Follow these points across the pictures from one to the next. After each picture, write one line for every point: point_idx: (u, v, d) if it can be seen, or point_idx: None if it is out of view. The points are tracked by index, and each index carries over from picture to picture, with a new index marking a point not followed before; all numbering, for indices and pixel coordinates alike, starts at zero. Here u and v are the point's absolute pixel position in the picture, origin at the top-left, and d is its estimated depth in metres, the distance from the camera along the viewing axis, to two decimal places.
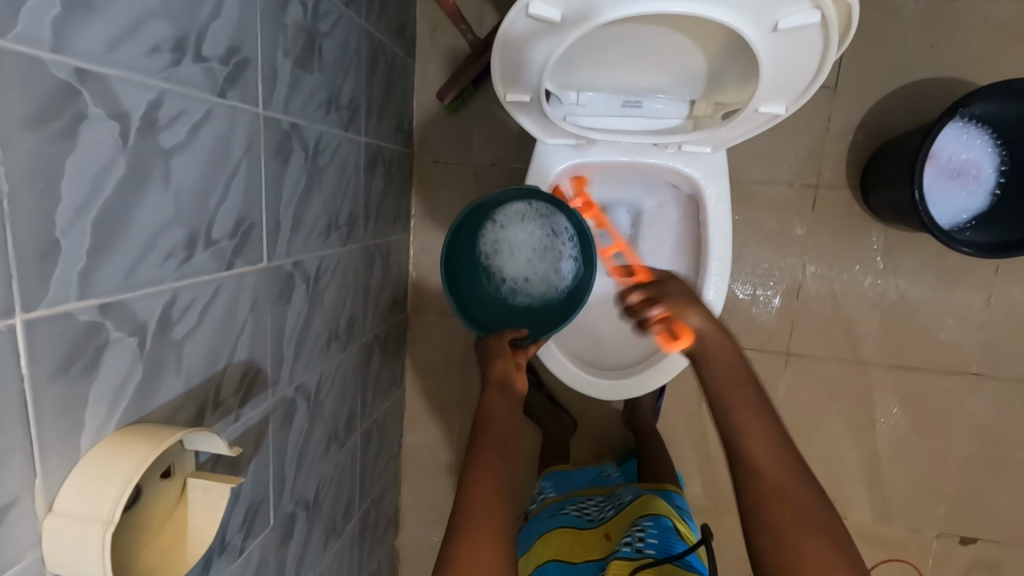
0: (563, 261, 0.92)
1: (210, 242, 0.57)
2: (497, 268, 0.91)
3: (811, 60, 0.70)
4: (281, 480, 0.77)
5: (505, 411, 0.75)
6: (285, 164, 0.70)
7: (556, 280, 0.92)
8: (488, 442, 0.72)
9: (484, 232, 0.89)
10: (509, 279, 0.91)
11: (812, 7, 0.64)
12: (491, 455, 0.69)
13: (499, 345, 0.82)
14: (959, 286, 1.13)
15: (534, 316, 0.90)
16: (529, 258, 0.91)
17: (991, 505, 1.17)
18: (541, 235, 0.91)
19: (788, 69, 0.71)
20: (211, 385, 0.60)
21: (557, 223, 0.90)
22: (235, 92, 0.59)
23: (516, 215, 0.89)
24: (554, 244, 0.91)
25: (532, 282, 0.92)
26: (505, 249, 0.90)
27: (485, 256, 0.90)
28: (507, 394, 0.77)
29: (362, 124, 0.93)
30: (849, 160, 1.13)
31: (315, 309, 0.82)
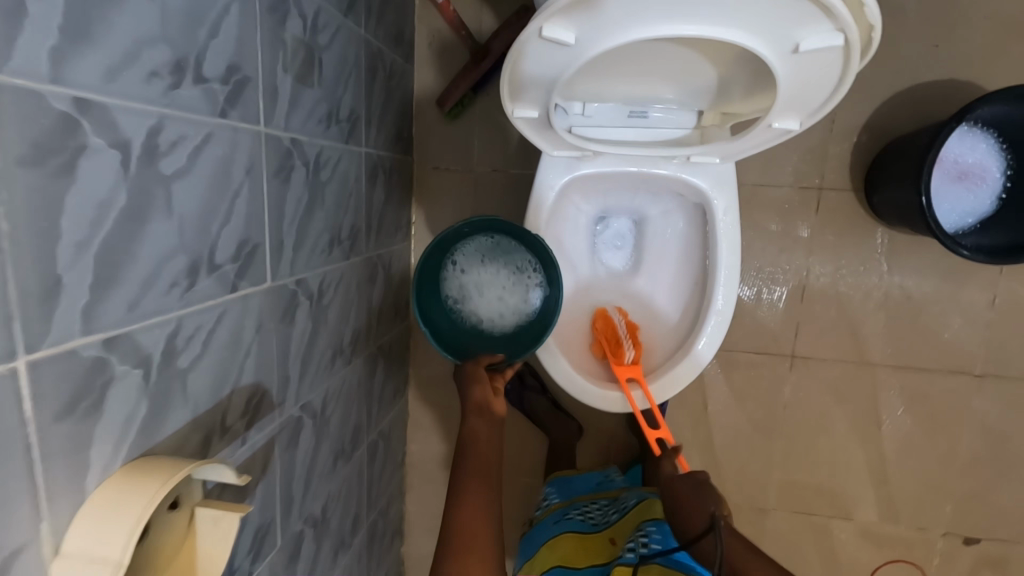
0: (532, 289, 0.92)
1: (213, 267, 0.56)
2: (468, 310, 0.91)
3: (829, 80, 0.68)
4: (288, 500, 0.76)
5: (485, 435, 0.79)
6: (286, 183, 0.69)
7: (530, 310, 0.91)
8: (472, 463, 0.77)
9: (449, 276, 0.91)
10: (484, 319, 0.91)
11: (834, 30, 0.62)
12: (475, 477, 0.75)
13: (477, 370, 0.83)
14: (962, 287, 1.12)
15: (513, 348, 0.90)
16: (499, 295, 0.91)
17: (997, 505, 1.17)
18: (505, 269, 0.91)
19: (806, 88, 0.70)
20: (218, 412, 0.59)
21: (518, 254, 0.91)
22: (235, 112, 0.58)
23: (477, 253, 0.91)
24: (517, 276, 0.91)
25: (507, 319, 0.92)
26: (472, 290, 0.91)
27: (454, 299, 0.91)
28: (487, 418, 0.81)
29: (362, 135, 0.92)
30: (853, 163, 1.13)
31: (319, 326, 0.81)
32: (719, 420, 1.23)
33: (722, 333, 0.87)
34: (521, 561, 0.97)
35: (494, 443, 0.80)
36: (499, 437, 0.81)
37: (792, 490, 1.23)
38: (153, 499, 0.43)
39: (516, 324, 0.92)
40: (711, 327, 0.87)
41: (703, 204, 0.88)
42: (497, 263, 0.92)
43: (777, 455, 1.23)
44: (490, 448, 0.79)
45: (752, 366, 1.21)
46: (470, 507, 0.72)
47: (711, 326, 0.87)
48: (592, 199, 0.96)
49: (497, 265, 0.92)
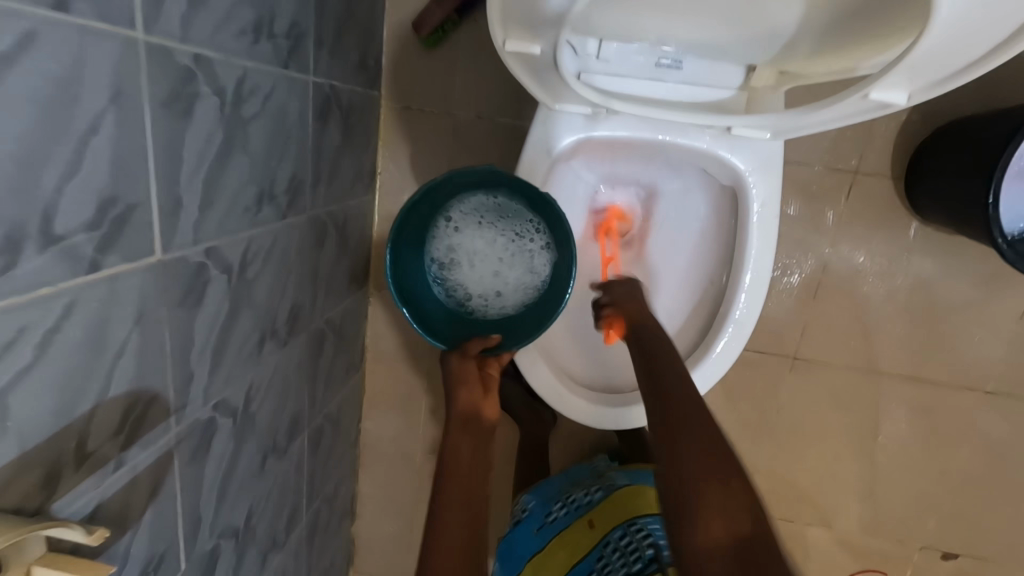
0: (535, 258, 0.78)
1: (52, 239, 0.38)
2: (459, 281, 0.79)
3: (982, 40, 0.52)
4: (195, 518, 0.62)
5: (468, 457, 0.65)
6: (186, 117, 0.50)
7: (532, 283, 0.79)
8: (460, 489, 0.62)
9: (437, 240, 0.78)
10: (476, 293, 0.79)
11: None
12: (455, 512, 0.60)
13: (465, 367, 0.70)
14: (988, 296, 1.01)
15: (509, 329, 0.77)
16: (495, 264, 0.79)
17: (986, 524, 1.10)
18: (503, 234, 0.78)
19: (948, 50, 0.53)
20: (69, 437, 0.43)
21: (518, 217, 0.78)
22: (85, 3, 0.38)
23: (470, 215, 0.78)
24: (520, 241, 0.78)
25: (504, 293, 0.79)
26: (463, 258, 0.79)
27: (442, 268, 0.79)
28: (472, 430, 0.67)
29: (309, 59, 0.72)
30: (894, 145, 0.97)
31: (242, 305, 0.64)
32: None
33: (739, 344, 0.74)
34: None
35: (480, 464, 0.65)
36: (486, 455, 0.66)
37: (773, 496, 1.15)
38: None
39: (516, 299, 0.80)
40: (725, 336, 0.75)
41: (737, 189, 0.73)
42: (495, 227, 0.79)
43: (762, 459, 1.14)
44: (474, 470, 0.64)
45: (748, 365, 1.09)
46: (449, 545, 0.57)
47: (724, 339, 0.75)
48: (598, 166, 0.80)
49: (494, 231, 0.79)
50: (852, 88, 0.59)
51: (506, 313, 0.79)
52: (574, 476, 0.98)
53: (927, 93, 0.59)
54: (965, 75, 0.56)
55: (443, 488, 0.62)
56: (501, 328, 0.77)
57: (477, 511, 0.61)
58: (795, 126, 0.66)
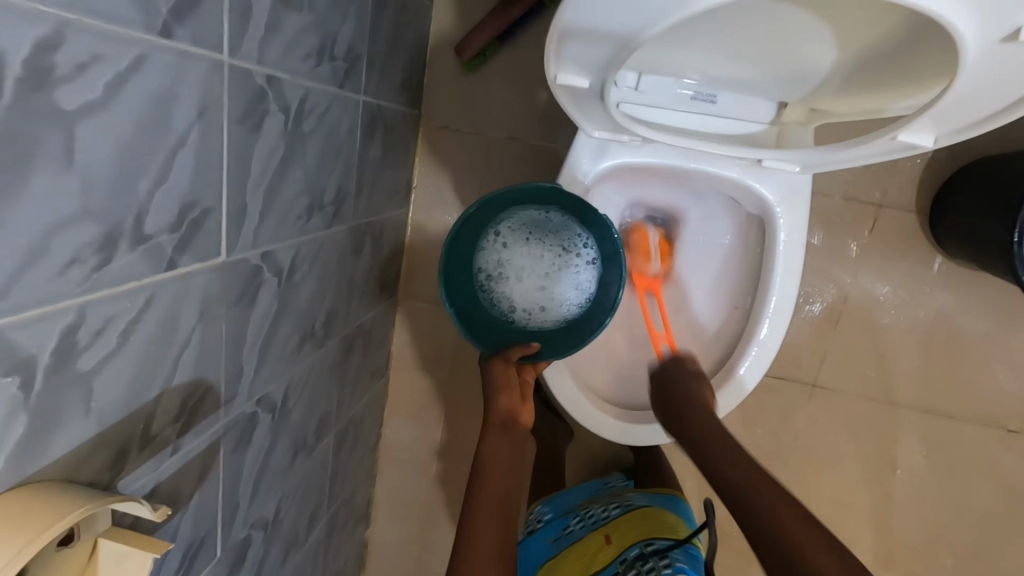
0: (582, 274, 0.80)
1: (140, 239, 0.43)
2: (504, 294, 0.80)
3: (1017, 86, 0.54)
4: (232, 507, 0.65)
5: (506, 456, 0.68)
6: (255, 131, 0.54)
7: (577, 300, 0.80)
8: (498, 486, 0.65)
9: (485, 253, 0.79)
10: (520, 305, 0.80)
11: None
12: (491, 509, 0.62)
13: (505, 373, 0.74)
14: (1012, 333, 1.01)
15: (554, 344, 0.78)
16: (542, 278, 0.80)
17: (1003, 565, 1.08)
18: (550, 249, 0.80)
19: (977, 98, 0.56)
20: (138, 419, 0.46)
21: (567, 233, 0.80)
22: (185, 30, 0.43)
23: (521, 229, 0.80)
24: (568, 257, 0.80)
25: (549, 308, 0.80)
26: (510, 269, 0.80)
27: (488, 280, 0.80)
28: (511, 433, 0.70)
29: (361, 80, 0.77)
30: (918, 181, 0.99)
31: (287, 306, 0.68)
32: None
33: (761, 369, 0.76)
34: None
35: (515, 464, 0.68)
36: (522, 456, 0.69)
37: None
38: (21, 554, 0.33)
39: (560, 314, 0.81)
40: (749, 358, 0.77)
41: (764, 218, 0.76)
42: (544, 241, 0.81)
43: None
44: (512, 471, 0.67)
45: (767, 390, 1.10)
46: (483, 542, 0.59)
47: (746, 363, 0.77)
48: (629, 189, 0.84)
49: (544, 244, 0.80)
50: (881, 129, 0.62)
51: (548, 326, 0.80)
52: (591, 492, 0.99)
53: (951, 138, 0.62)
54: (990, 123, 0.59)
55: (480, 485, 0.64)
56: (543, 341, 0.79)
57: (507, 510, 0.64)
58: (823, 160, 0.68)
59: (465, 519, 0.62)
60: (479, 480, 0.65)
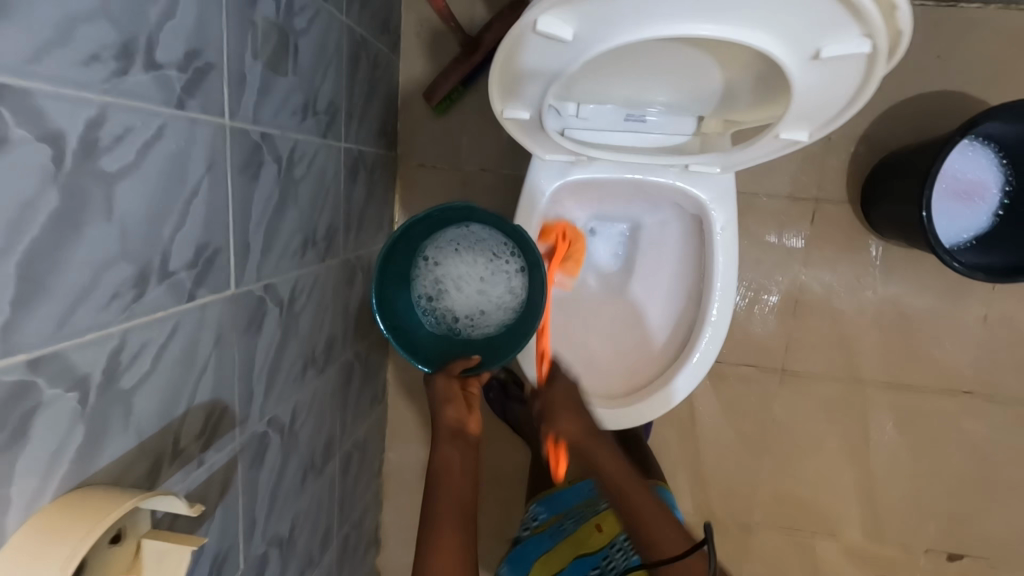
0: (512, 278, 0.91)
1: (166, 274, 0.51)
2: (446, 306, 0.91)
3: (842, 93, 0.66)
4: (251, 523, 0.71)
5: (459, 463, 0.77)
6: (254, 180, 0.63)
7: (512, 299, 0.91)
8: (451, 492, 0.75)
9: (421, 273, 0.90)
10: (462, 315, 0.91)
11: (862, 36, 0.59)
12: (452, 518, 0.72)
13: (450, 387, 0.81)
14: (955, 303, 1.11)
15: (491, 345, 0.88)
16: (478, 286, 0.92)
17: (979, 522, 1.16)
18: (481, 259, 0.92)
19: (821, 98, 0.67)
20: (169, 433, 0.53)
21: (494, 242, 0.91)
22: (195, 102, 0.52)
23: (448, 246, 0.91)
24: (498, 264, 0.91)
25: (487, 312, 0.92)
26: (447, 285, 0.91)
27: (429, 297, 0.91)
28: (460, 442, 0.79)
29: (341, 129, 0.87)
30: (849, 174, 1.10)
31: (290, 333, 0.76)
32: (707, 434, 1.20)
33: (718, 346, 0.85)
34: None
35: (468, 470, 0.78)
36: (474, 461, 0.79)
37: (777, 504, 1.21)
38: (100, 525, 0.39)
39: (498, 317, 0.92)
40: (705, 337, 0.85)
41: (702, 215, 0.85)
42: (474, 252, 0.92)
43: (761, 470, 1.20)
44: (464, 476, 0.76)
45: (741, 378, 1.18)
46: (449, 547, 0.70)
47: (704, 341, 0.85)
48: (588, 207, 0.94)
49: (474, 255, 0.92)
50: (764, 131, 0.73)
51: (490, 329, 0.91)
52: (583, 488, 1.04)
53: (821, 132, 0.73)
54: (846, 114, 0.69)
55: (439, 495, 0.74)
56: (486, 343, 0.89)
57: (467, 512, 0.74)
58: (735, 159, 0.79)
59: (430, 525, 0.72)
60: (435, 489, 0.75)
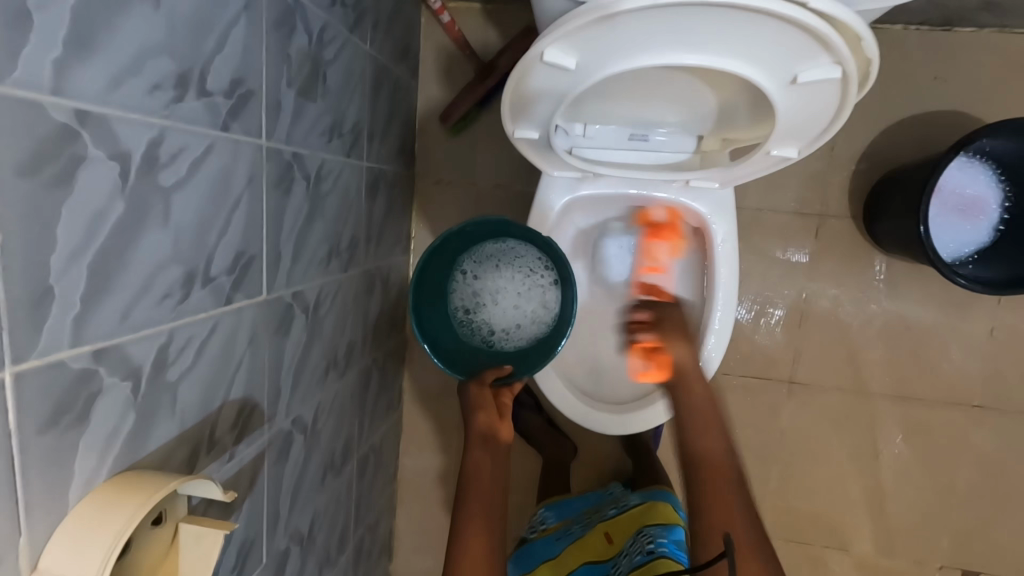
0: (547, 292, 0.96)
1: (209, 278, 0.56)
2: (483, 318, 0.96)
3: (822, 114, 0.71)
4: (275, 517, 0.75)
5: (488, 468, 0.80)
6: (286, 195, 0.69)
7: (546, 312, 0.95)
8: (483, 495, 0.77)
9: (462, 286, 0.96)
10: (498, 327, 0.96)
11: (832, 63, 0.64)
12: (479, 526, 0.74)
13: (481, 395, 0.84)
14: (960, 316, 1.12)
15: (524, 355, 0.92)
16: (514, 301, 0.97)
17: (993, 538, 1.15)
18: (518, 274, 0.97)
19: (804, 118, 0.71)
20: (206, 425, 0.58)
21: (531, 259, 0.97)
22: (237, 124, 0.58)
23: (487, 261, 0.97)
24: (534, 279, 0.97)
25: (522, 326, 0.96)
26: (484, 298, 0.97)
27: (467, 309, 0.96)
28: (490, 448, 0.81)
29: (364, 149, 0.93)
30: (851, 190, 1.13)
31: (314, 338, 0.81)
32: None
33: (720, 353, 0.88)
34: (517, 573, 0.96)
35: (498, 475, 0.80)
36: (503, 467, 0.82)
37: (788, 517, 1.21)
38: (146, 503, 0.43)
39: (533, 330, 0.96)
40: (709, 345, 0.88)
41: (703, 228, 0.89)
42: (512, 268, 0.98)
43: (771, 482, 1.21)
44: (493, 481, 0.79)
45: (749, 389, 1.20)
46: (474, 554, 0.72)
47: (707, 349, 0.88)
48: (594, 218, 0.97)
49: (512, 270, 0.98)
50: (756, 149, 0.78)
51: (524, 341, 0.95)
52: (591, 499, 1.08)
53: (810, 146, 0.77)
54: (829, 131, 0.73)
55: (467, 504, 0.76)
56: (519, 354, 0.92)
57: (495, 515, 0.77)
58: (733, 175, 0.83)
59: (459, 525, 0.75)
60: (464, 492, 0.78)
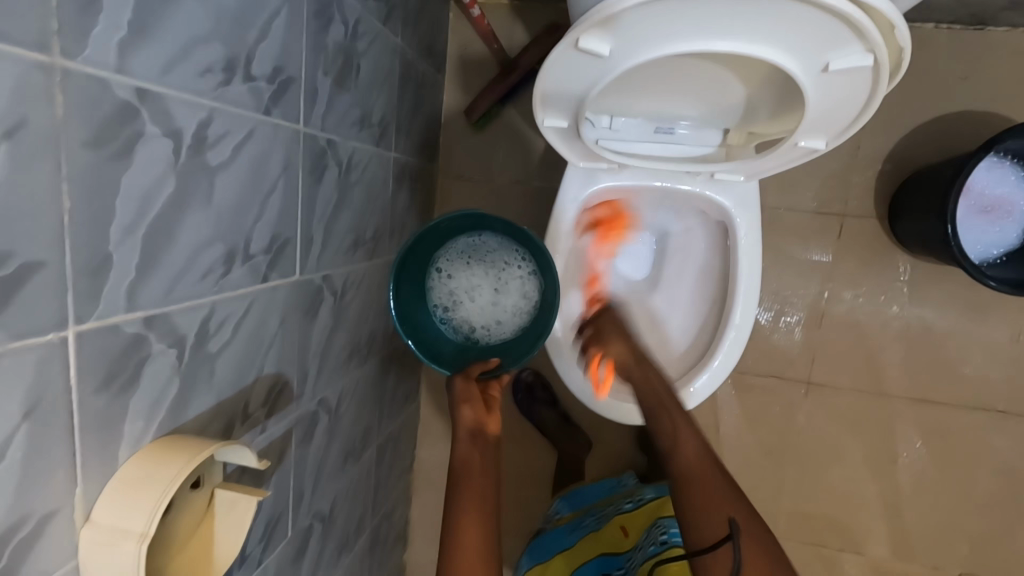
0: (524, 284, 0.93)
1: (247, 256, 0.58)
2: (462, 316, 0.93)
3: (852, 104, 0.71)
4: (299, 494, 0.77)
5: (478, 461, 0.78)
6: (318, 181, 0.71)
7: (525, 304, 0.92)
8: (475, 491, 0.74)
9: (436, 286, 0.92)
10: (478, 323, 0.93)
11: (865, 50, 0.64)
12: (473, 514, 0.72)
13: (467, 389, 0.83)
14: (985, 320, 1.10)
15: (510, 349, 0.89)
16: (491, 296, 0.93)
17: (1015, 546, 1.13)
18: (491, 268, 0.94)
19: (833, 107, 0.72)
20: (241, 398, 0.60)
21: (504, 252, 0.93)
22: (277, 109, 0.60)
23: (459, 258, 0.93)
24: (508, 271, 0.93)
25: (503, 320, 0.93)
26: (461, 296, 0.93)
27: (445, 309, 0.92)
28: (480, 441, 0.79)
29: (391, 140, 0.95)
30: (876, 191, 1.12)
31: (339, 323, 0.83)
32: (731, 445, 1.22)
33: (740, 346, 0.88)
34: (530, 563, 0.99)
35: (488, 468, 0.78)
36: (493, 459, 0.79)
37: (803, 519, 1.20)
38: (186, 466, 0.44)
39: (514, 323, 0.93)
40: (729, 338, 0.89)
41: (725, 222, 0.90)
42: (484, 262, 0.94)
43: (786, 483, 1.20)
44: (484, 472, 0.77)
45: (766, 389, 1.20)
46: (469, 542, 0.70)
47: (727, 342, 0.89)
48: (615, 213, 0.99)
49: (484, 265, 0.94)
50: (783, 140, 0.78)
51: (506, 336, 0.92)
52: (606, 490, 1.10)
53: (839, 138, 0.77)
54: (858, 123, 0.73)
55: (461, 494, 0.74)
56: (502, 348, 0.90)
57: (489, 507, 0.74)
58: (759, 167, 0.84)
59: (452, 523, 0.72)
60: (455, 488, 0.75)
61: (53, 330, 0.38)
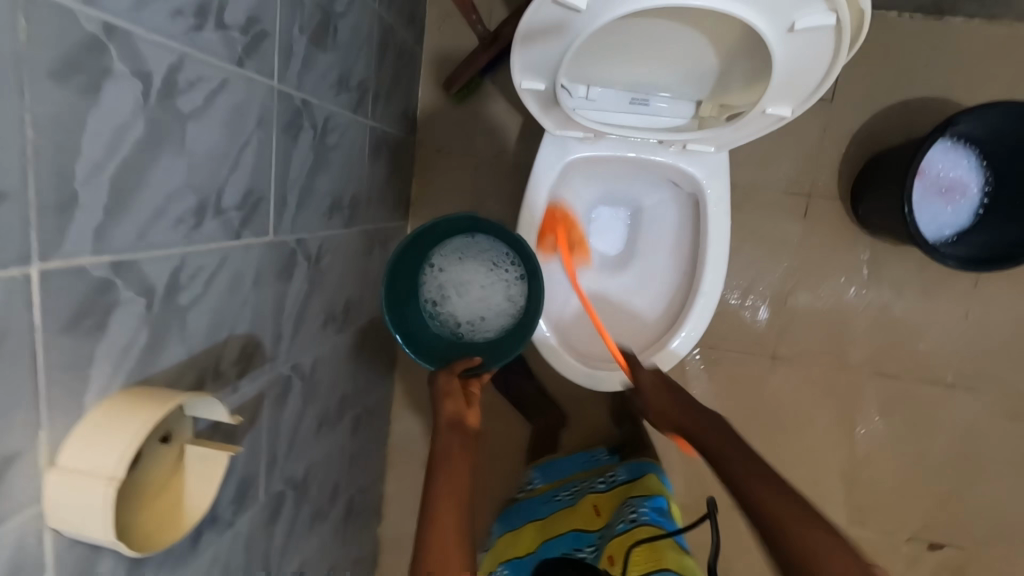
0: (512, 286, 0.92)
1: (220, 211, 0.57)
2: (449, 312, 0.91)
3: (815, 68, 0.74)
4: (272, 459, 0.77)
5: (458, 453, 0.75)
6: (294, 141, 0.70)
7: (511, 304, 0.91)
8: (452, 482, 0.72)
9: (427, 279, 0.90)
10: (463, 320, 0.91)
11: (827, 10, 0.67)
12: (450, 498, 0.69)
13: (450, 381, 0.79)
14: (938, 297, 1.16)
15: (492, 347, 0.88)
16: (479, 293, 0.92)
17: (958, 511, 1.20)
18: (482, 267, 0.92)
19: (798, 71, 0.75)
20: (213, 354, 0.60)
21: (497, 251, 0.92)
22: (252, 62, 0.59)
23: (453, 254, 0.91)
24: (498, 272, 0.92)
25: (488, 317, 0.91)
26: (450, 291, 0.91)
27: (433, 303, 0.91)
28: (459, 433, 0.77)
29: (369, 108, 0.94)
30: (841, 173, 1.17)
31: (315, 290, 0.82)
32: None
33: (709, 312, 0.92)
34: (502, 531, 1.00)
35: (469, 460, 0.76)
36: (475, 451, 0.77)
37: None
38: (155, 417, 0.44)
39: (498, 322, 0.92)
40: (699, 304, 0.92)
41: (697, 192, 0.93)
42: (476, 261, 0.93)
43: (752, 455, 1.25)
44: (464, 462, 0.74)
45: (734, 364, 1.24)
46: (447, 520, 0.67)
47: (698, 308, 0.92)
48: (592, 184, 1.00)
49: (475, 263, 0.92)
50: (751, 107, 0.81)
51: (489, 334, 0.90)
52: (579, 465, 1.12)
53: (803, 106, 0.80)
54: (820, 89, 0.76)
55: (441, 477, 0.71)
56: (484, 347, 0.88)
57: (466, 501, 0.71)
58: (730, 137, 0.87)
59: (429, 514, 0.68)
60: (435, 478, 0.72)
61: (16, 264, 0.37)
